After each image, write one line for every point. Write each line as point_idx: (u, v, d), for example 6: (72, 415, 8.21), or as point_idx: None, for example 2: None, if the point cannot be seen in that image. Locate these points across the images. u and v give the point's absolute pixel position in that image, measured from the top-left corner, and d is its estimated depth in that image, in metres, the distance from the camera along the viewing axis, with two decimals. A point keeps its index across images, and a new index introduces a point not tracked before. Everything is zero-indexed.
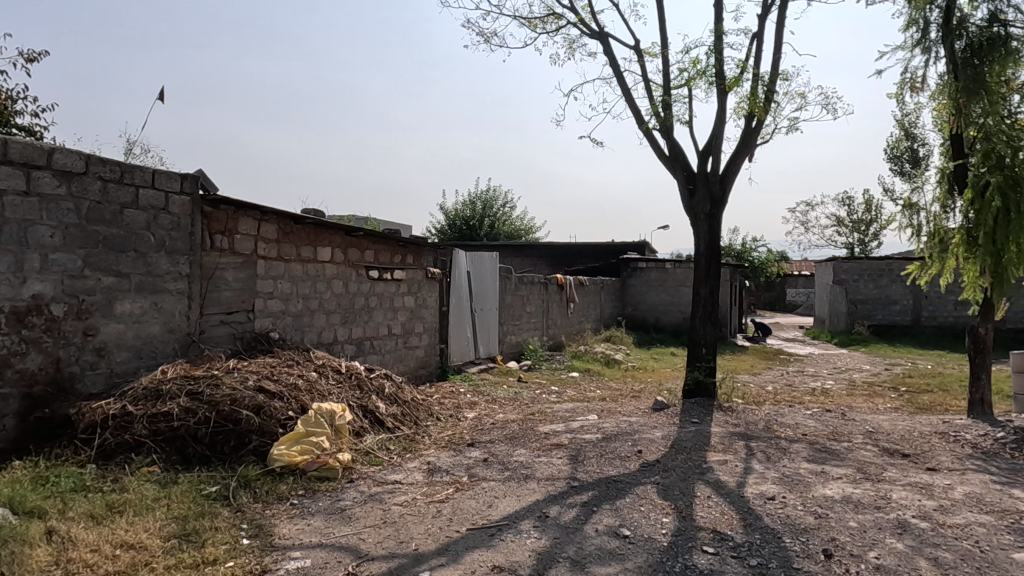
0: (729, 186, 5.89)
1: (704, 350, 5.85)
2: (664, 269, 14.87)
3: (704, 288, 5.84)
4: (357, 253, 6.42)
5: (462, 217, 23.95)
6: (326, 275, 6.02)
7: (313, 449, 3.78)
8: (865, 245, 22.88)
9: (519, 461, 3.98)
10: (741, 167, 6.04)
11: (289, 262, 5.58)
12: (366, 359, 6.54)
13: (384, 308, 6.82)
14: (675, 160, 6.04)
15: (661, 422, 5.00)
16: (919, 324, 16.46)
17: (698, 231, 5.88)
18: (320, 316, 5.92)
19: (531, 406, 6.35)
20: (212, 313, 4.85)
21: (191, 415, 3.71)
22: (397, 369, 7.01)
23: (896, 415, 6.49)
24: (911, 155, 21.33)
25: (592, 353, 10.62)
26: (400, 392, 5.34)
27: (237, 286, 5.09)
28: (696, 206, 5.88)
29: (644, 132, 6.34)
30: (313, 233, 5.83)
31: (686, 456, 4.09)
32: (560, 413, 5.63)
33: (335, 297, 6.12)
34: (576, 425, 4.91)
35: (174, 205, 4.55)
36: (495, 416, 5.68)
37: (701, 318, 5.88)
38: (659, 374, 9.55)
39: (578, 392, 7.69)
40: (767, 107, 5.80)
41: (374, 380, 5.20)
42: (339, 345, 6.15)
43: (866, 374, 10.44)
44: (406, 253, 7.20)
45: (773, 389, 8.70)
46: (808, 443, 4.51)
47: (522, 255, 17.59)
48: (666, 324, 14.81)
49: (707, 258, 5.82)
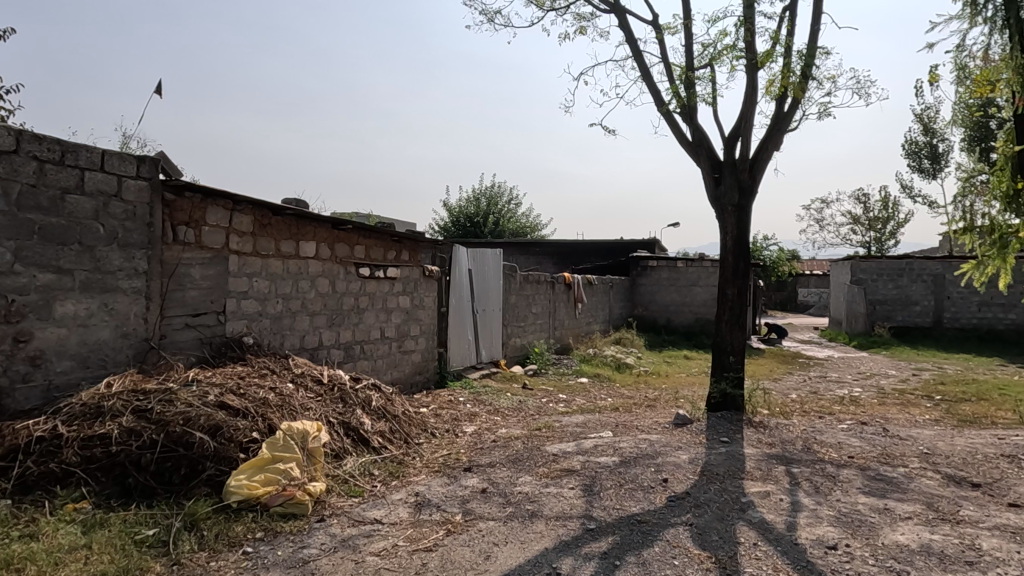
0: (760, 174, 5.29)
1: (731, 358, 5.24)
2: (676, 268, 14.25)
3: (732, 288, 5.22)
4: (346, 248, 5.82)
5: (467, 213, 23.37)
6: (311, 273, 5.42)
7: (279, 478, 3.19)
8: (881, 244, 22.20)
9: (523, 493, 3.37)
10: (773, 153, 5.41)
11: (267, 257, 4.99)
12: (356, 366, 5.94)
13: (376, 309, 6.23)
14: (698, 145, 5.44)
15: (687, 442, 4.38)
16: (940, 326, 15.81)
17: (724, 224, 5.27)
18: (302, 318, 5.32)
19: (537, 419, 5.73)
20: (174, 315, 4.26)
21: (134, 438, 3.12)
22: (391, 376, 6.41)
23: (943, 430, 5.84)
24: (929, 151, 20.64)
25: (601, 357, 10.01)
26: (390, 405, 4.74)
27: (206, 285, 4.50)
28: (722, 196, 5.26)
29: (663, 114, 5.73)
30: (295, 226, 5.24)
31: (722, 488, 3.47)
32: (570, 429, 5.03)
33: (320, 297, 5.53)
34: (590, 445, 4.30)
35: (128, 192, 3.95)
36: (499, 431, 5.08)
37: (726, 322, 5.25)
38: (674, 381, 8.93)
39: (588, 402, 7.09)
40: (802, 86, 5.17)
41: (360, 392, 4.60)
42: (324, 351, 5.56)
43: (894, 381, 9.81)
44: (401, 249, 6.61)
45: (798, 397, 8.07)
46: (860, 469, 3.89)
47: (528, 253, 16.99)
48: (678, 326, 14.19)
49: (735, 254, 5.20)
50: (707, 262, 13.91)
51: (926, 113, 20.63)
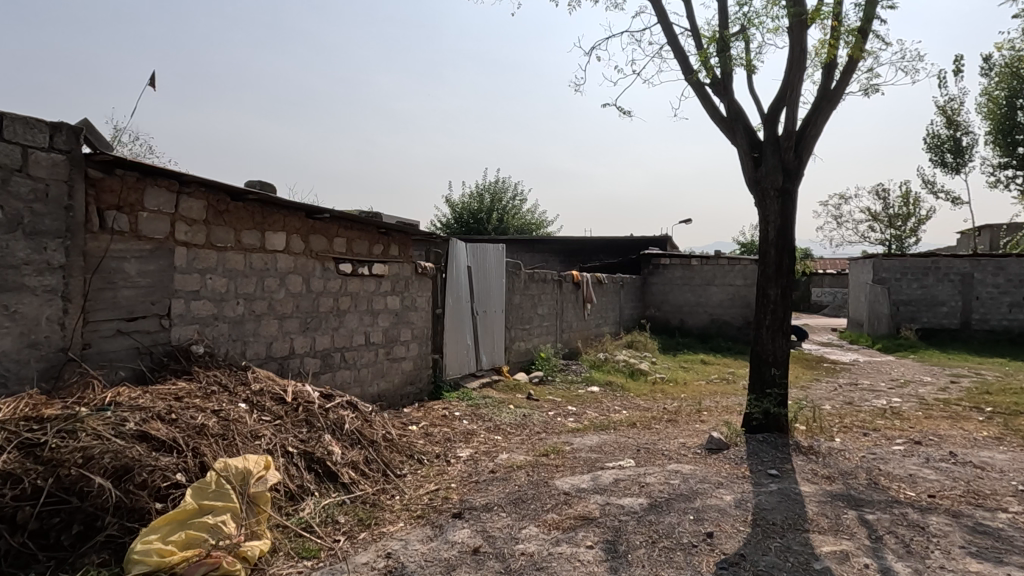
0: (807, 153, 4.51)
1: (774, 370, 4.44)
2: (690, 266, 13.47)
3: (775, 288, 4.41)
4: (323, 241, 5.04)
5: (469, 209, 22.62)
6: (280, 269, 4.64)
7: (204, 538, 2.39)
8: (901, 242, 21.32)
9: (527, 555, 2.58)
10: (823, 128, 4.59)
11: (224, 250, 4.20)
12: (335, 377, 5.17)
13: (359, 311, 5.44)
14: (734, 120, 4.66)
15: (728, 477, 3.58)
16: (969, 328, 14.95)
17: (765, 212, 4.46)
18: (269, 322, 4.55)
19: (544, 440, 4.94)
20: (103, 319, 3.47)
21: (9, 485, 2.31)
22: (377, 388, 5.63)
23: (1014, 452, 5.02)
24: (952, 144, 19.77)
25: (613, 362, 9.20)
26: (368, 427, 3.94)
27: (143, 282, 3.71)
28: (763, 179, 4.48)
29: (692, 84, 4.94)
30: (259, 214, 4.45)
31: (784, 547, 2.67)
32: (583, 456, 4.22)
33: (291, 298, 4.74)
34: (609, 481, 3.50)
35: (37, 165, 3.14)
36: (499, 457, 4.29)
37: (768, 328, 4.45)
38: (693, 389, 8.11)
39: (601, 415, 6.28)
40: (860, 48, 4.36)
41: (330, 413, 3.82)
42: (296, 361, 4.78)
43: (932, 389, 8.96)
44: (389, 242, 5.82)
45: (834, 409, 7.24)
46: (952, 517, 3.08)
47: (533, 251, 16.20)
48: (692, 327, 13.39)
49: (778, 248, 4.40)
50: (724, 259, 13.09)
51: (948, 105, 19.78)
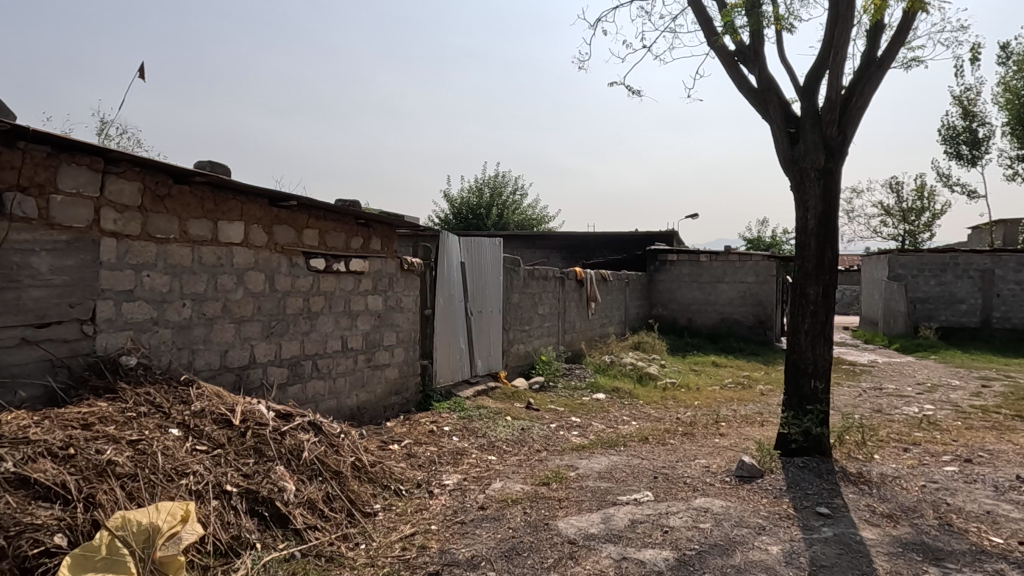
0: (853, 129, 3.85)
1: (813, 383, 3.79)
2: (698, 262, 12.78)
3: (816, 287, 3.76)
4: (290, 233, 4.39)
5: (468, 205, 21.98)
6: (236, 265, 3.99)
7: None
8: (914, 237, 20.64)
9: None
10: (872, 98, 3.92)
11: (166, 241, 3.55)
12: (306, 388, 4.51)
13: (335, 312, 4.79)
14: (767, 91, 4.02)
15: (770, 518, 2.92)
16: (990, 327, 14.26)
17: (804, 197, 3.81)
18: (223, 327, 3.90)
19: (544, 461, 4.28)
20: (3, 327, 2.82)
21: None
22: (356, 399, 4.98)
23: None
24: (968, 136, 19.10)
25: (620, 366, 8.54)
26: (333, 454, 3.29)
27: (58, 280, 3.03)
28: (801, 158, 3.82)
29: (717, 51, 4.29)
30: (210, 200, 3.80)
31: None
32: (590, 485, 3.56)
33: (250, 298, 4.09)
34: (624, 525, 2.84)
35: None
36: (492, 486, 3.62)
37: (807, 333, 3.80)
38: (707, 396, 7.44)
39: (608, 429, 5.62)
40: (917, 4, 3.70)
41: (287, 438, 3.17)
42: (258, 371, 4.13)
43: (964, 395, 8.27)
44: (370, 235, 5.17)
45: (865, 418, 6.58)
46: None
47: (534, 246, 15.50)
48: (701, 327, 12.74)
49: (819, 238, 3.75)
50: (734, 254, 12.39)
51: (965, 95, 19.11)
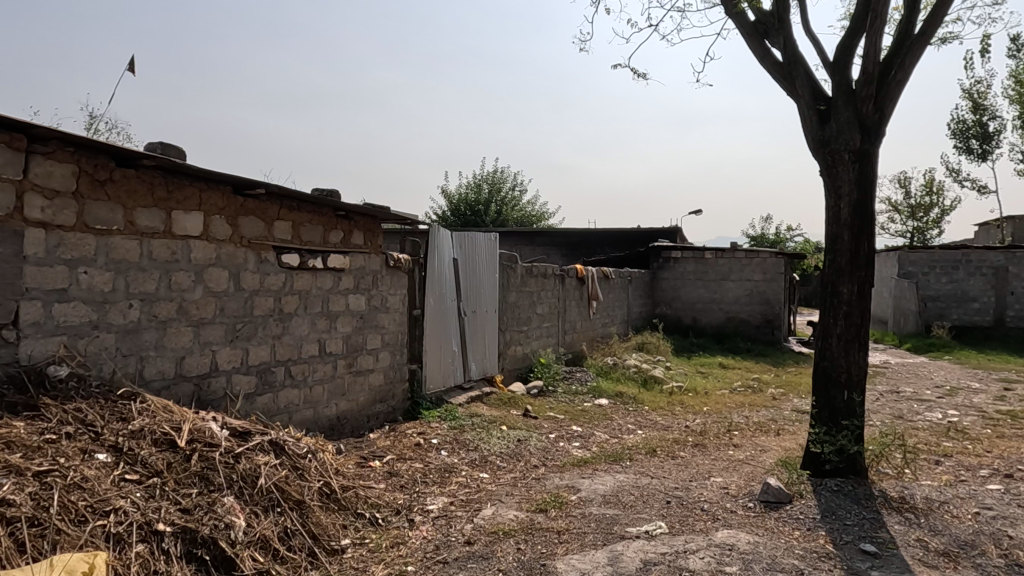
0: (892, 105, 3.40)
1: (845, 395, 3.34)
2: (703, 260, 12.32)
3: (850, 285, 3.31)
4: (259, 225, 3.93)
5: (467, 201, 21.56)
6: (194, 262, 3.54)
7: None
8: (923, 234, 20.18)
9: None
10: (914, 71, 3.45)
11: (108, 233, 3.10)
12: (278, 398, 4.06)
13: (310, 313, 4.34)
14: (793, 64, 3.57)
15: (807, 558, 2.48)
16: (1003, 326, 13.79)
17: (836, 182, 3.36)
18: (179, 331, 3.45)
19: (542, 480, 3.83)
20: None
21: None
22: (335, 409, 4.53)
23: None
24: (978, 131, 18.63)
25: (624, 368, 8.09)
26: (296, 480, 2.84)
27: None
28: (833, 138, 3.37)
29: (737, 21, 3.85)
30: (162, 187, 3.35)
31: None
32: (594, 513, 3.10)
33: (211, 297, 3.63)
34: (634, 568, 2.39)
35: None
36: (481, 513, 3.16)
37: (839, 338, 3.35)
38: (717, 402, 6.98)
39: (612, 439, 5.17)
40: None
41: (240, 461, 2.72)
42: (221, 379, 3.69)
43: (987, 399, 7.81)
44: (351, 228, 4.71)
45: (887, 426, 6.12)
46: None
47: (534, 243, 15.02)
48: (706, 326, 12.29)
49: (853, 229, 3.30)
50: (740, 252, 11.95)
51: (975, 88, 18.65)
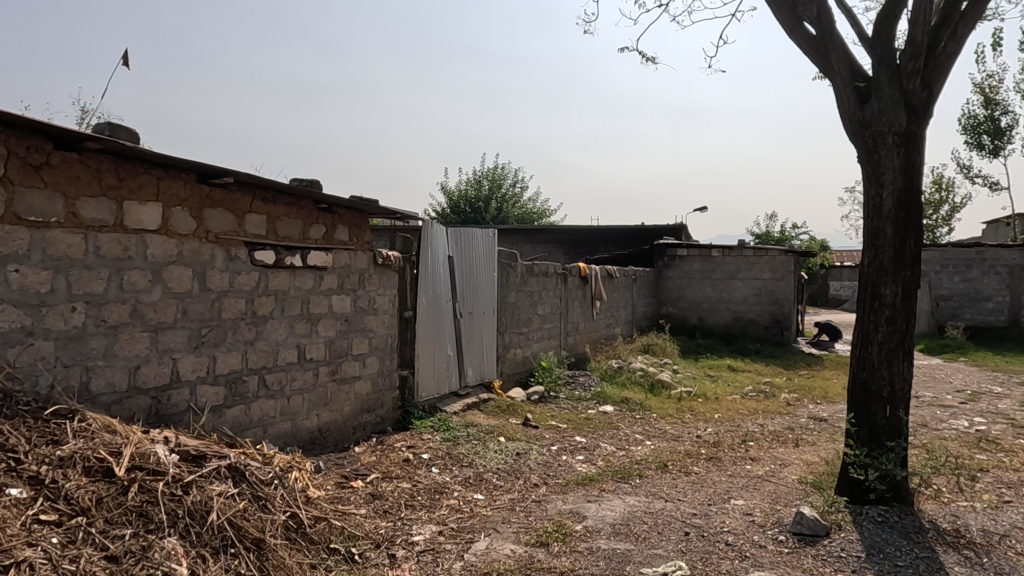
0: (939, 82, 3.00)
1: (885, 412, 2.95)
2: (710, 257, 11.92)
3: (893, 286, 2.91)
4: (228, 218, 3.53)
5: (467, 197, 21.15)
6: (152, 259, 3.14)
7: None
8: (932, 231, 19.77)
9: None
10: (966, 44, 3.04)
11: (46, 224, 2.70)
12: (250, 409, 3.66)
13: (288, 316, 3.94)
14: (828, 37, 3.17)
15: None
16: (1019, 326, 13.36)
17: (877, 169, 2.96)
18: (134, 336, 3.06)
19: (542, 503, 3.42)
20: None
21: None
22: (316, 420, 4.13)
23: None
24: (989, 126, 18.21)
25: (629, 372, 7.69)
26: (255, 512, 2.44)
27: None
28: (875, 119, 2.97)
29: None
30: (112, 173, 2.95)
31: None
32: (602, 548, 2.69)
33: (171, 298, 3.23)
34: None
35: None
36: (472, 547, 2.76)
37: (880, 346, 2.95)
38: (728, 408, 6.58)
39: (618, 452, 4.76)
40: None
41: (188, 492, 2.32)
42: (182, 390, 3.29)
43: (1013, 404, 7.40)
44: (334, 223, 4.31)
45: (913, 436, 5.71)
46: None
47: (535, 240, 14.60)
48: (713, 327, 11.88)
49: (897, 221, 2.90)
50: (748, 250, 11.54)
51: (986, 83, 18.22)
